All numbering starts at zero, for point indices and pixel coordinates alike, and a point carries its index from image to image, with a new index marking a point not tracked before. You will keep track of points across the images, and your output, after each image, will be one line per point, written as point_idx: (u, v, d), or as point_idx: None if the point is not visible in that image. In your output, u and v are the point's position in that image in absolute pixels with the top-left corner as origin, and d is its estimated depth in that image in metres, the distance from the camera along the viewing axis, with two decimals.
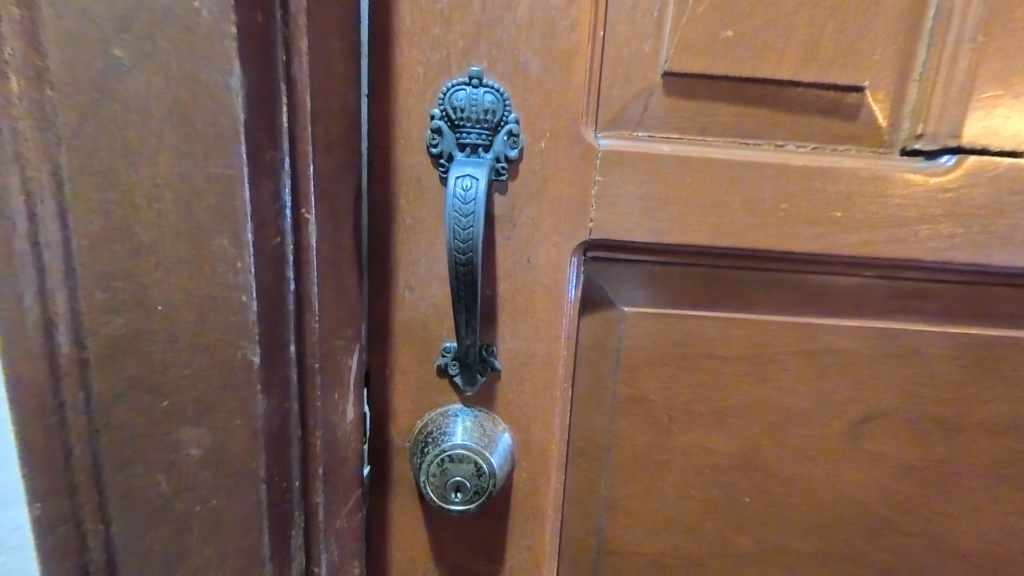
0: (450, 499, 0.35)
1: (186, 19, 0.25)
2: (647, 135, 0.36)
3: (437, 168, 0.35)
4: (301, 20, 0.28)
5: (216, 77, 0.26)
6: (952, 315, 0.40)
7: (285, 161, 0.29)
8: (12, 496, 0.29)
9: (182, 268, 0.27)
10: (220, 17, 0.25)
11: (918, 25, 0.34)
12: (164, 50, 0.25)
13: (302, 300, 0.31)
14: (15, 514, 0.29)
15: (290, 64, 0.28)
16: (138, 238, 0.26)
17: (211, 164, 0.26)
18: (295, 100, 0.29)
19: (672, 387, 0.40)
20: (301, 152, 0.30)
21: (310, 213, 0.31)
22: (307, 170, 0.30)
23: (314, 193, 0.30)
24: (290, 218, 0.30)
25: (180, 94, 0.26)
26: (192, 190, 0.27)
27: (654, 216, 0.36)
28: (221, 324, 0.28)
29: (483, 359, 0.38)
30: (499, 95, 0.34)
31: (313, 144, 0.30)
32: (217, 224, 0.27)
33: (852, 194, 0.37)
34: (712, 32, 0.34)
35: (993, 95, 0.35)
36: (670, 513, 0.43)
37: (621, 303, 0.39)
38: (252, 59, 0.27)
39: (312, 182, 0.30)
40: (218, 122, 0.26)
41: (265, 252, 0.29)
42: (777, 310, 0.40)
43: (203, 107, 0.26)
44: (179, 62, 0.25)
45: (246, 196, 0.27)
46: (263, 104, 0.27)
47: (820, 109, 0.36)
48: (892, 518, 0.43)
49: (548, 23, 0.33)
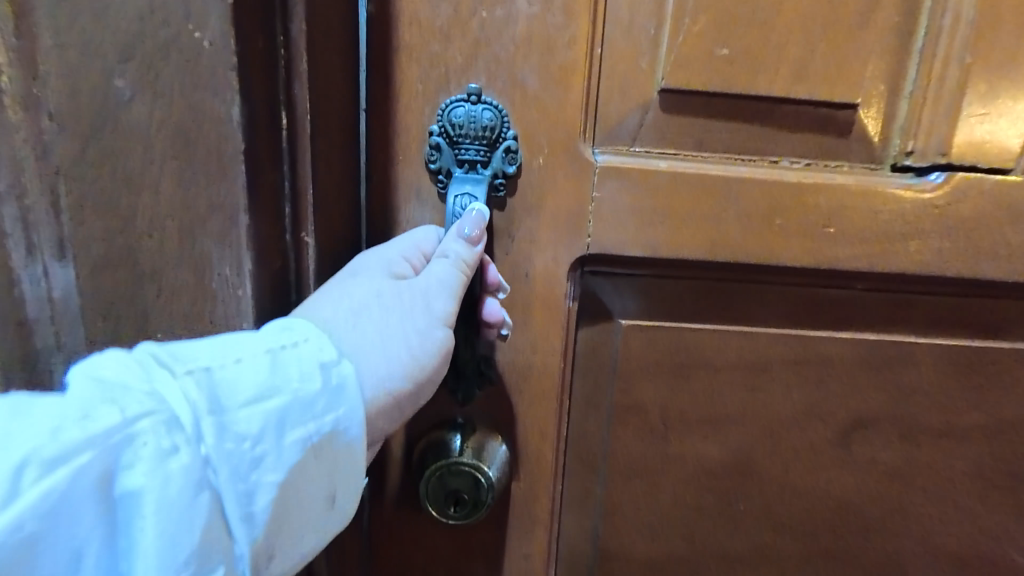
0: (448, 512, 0.36)
1: (190, 47, 0.25)
2: (643, 150, 0.36)
3: (436, 184, 0.35)
4: (303, 44, 0.27)
5: (218, 104, 0.25)
6: (937, 325, 0.41)
7: (285, 184, 0.28)
8: (34, 409, 0.20)
9: (185, 297, 0.27)
10: (224, 46, 0.25)
11: (908, 43, 0.35)
12: (166, 76, 0.25)
13: None
14: (180, 441, 0.21)
15: (291, 86, 0.28)
16: (140, 266, 0.27)
17: (214, 192, 0.26)
18: (297, 122, 0.28)
19: (667, 396, 0.41)
20: (302, 176, 0.29)
21: (309, 235, 0.30)
22: (307, 192, 0.29)
23: (313, 213, 0.29)
24: (290, 242, 0.29)
25: (182, 122, 0.25)
26: (193, 218, 0.26)
27: (650, 231, 0.37)
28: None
29: (480, 373, 0.38)
30: (499, 112, 0.34)
31: (312, 161, 0.29)
32: (221, 252, 0.27)
33: (842, 209, 0.37)
34: (707, 51, 0.35)
35: (980, 113, 0.36)
36: (664, 518, 0.44)
37: (617, 315, 0.40)
38: (255, 80, 0.26)
39: (312, 205, 0.29)
40: (219, 150, 0.26)
41: (262, 278, 0.28)
42: (770, 321, 0.41)
43: (204, 136, 0.26)
44: (181, 89, 0.25)
45: (244, 221, 0.27)
46: (267, 126, 0.27)
47: (811, 127, 0.37)
48: (877, 521, 0.44)
49: (546, 40, 0.34)
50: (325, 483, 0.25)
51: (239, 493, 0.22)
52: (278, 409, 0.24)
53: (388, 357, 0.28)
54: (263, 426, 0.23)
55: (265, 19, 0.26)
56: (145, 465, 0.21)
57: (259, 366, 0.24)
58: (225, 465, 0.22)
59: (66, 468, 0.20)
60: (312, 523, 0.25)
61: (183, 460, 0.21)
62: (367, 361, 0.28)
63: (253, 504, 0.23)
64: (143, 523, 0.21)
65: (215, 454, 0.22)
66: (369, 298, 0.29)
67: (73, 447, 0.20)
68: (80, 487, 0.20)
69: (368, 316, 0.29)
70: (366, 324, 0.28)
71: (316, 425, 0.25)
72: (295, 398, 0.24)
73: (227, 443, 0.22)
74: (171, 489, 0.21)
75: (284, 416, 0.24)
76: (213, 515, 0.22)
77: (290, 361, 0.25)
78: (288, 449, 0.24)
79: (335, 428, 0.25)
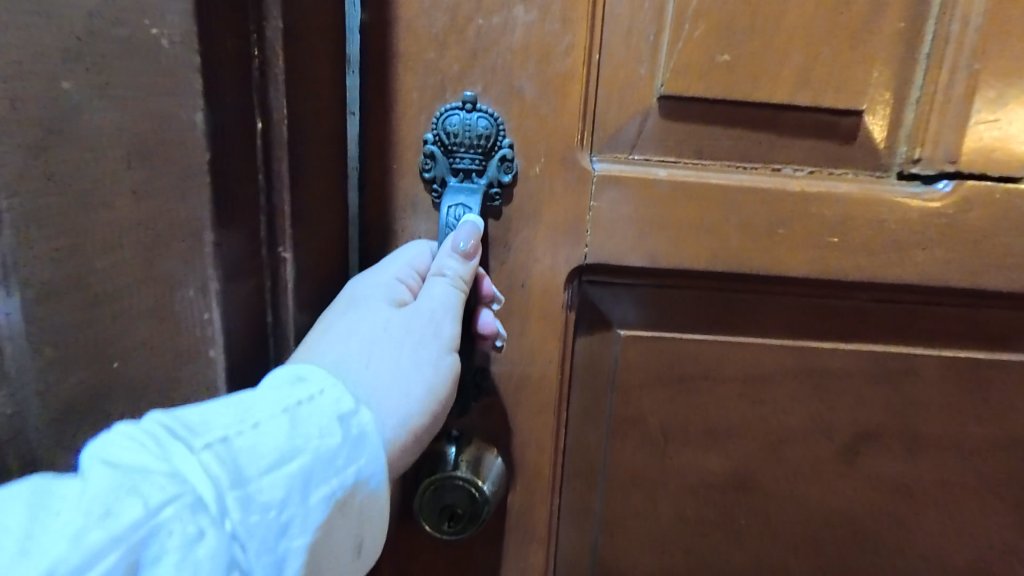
0: (441, 526, 0.36)
1: (149, 51, 0.24)
2: (642, 158, 0.36)
3: (430, 193, 0.35)
4: (278, 47, 0.27)
5: (181, 111, 0.24)
6: (946, 337, 0.40)
7: (260, 197, 0.28)
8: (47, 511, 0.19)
9: (149, 319, 0.27)
10: (183, 48, 0.24)
11: (914, 50, 0.34)
12: (123, 83, 0.24)
13: (281, 337, 0.31)
14: (205, 523, 0.20)
15: (266, 94, 0.27)
16: (95, 281, 0.26)
17: (176, 203, 0.25)
18: (273, 132, 0.28)
19: (667, 408, 0.40)
20: (279, 188, 0.28)
21: (287, 251, 0.30)
22: (284, 206, 0.29)
23: (291, 228, 0.29)
24: (267, 258, 0.29)
25: (141, 130, 0.25)
26: (155, 236, 0.26)
27: (649, 241, 0.36)
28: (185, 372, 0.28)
29: (477, 384, 0.38)
30: (494, 120, 0.33)
31: (290, 175, 0.29)
32: (182, 272, 0.26)
33: (846, 218, 0.36)
34: (708, 57, 0.34)
35: (991, 121, 0.35)
36: (665, 533, 0.43)
37: (616, 324, 0.39)
38: (231, 91, 0.26)
39: (289, 219, 0.29)
40: (181, 159, 0.25)
41: (233, 295, 0.27)
42: (774, 332, 0.40)
43: (164, 144, 0.25)
44: (136, 96, 0.24)
45: (212, 236, 0.26)
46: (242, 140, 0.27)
47: (814, 134, 0.36)
48: (882, 536, 0.43)
49: (543, 47, 0.33)
50: (353, 534, 0.25)
51: (270, 564, 0.22)
52: (302, 471, 0.23)
53: (402, 394, 0.28)
54: (289, 492, 0.23)
55: (237, 21, 0.26)
56: (173, 556, 0.20)
57: (279, 428, 0.23)
58: (254, 539, 0.21)
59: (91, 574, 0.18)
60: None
61: (211, 543, 0.20)
62: (382, 399, 0.28)
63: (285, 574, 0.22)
64: None
65: (243, 529, 0.21)
66: (374, 333, 0.29)
67: (96, 550, 0.18)
68: None
69: (382, 351, 0.29)
70: (378, 360, 0.28)
71: (339, 479, 0.24)
72: (317, 456, 0.24)
73: (254, 514, 0.21)
74: None
75: (308, 477, 0.23)
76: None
77: (306, 416, 0.24)
78: (315, 508, 0.23)
79: (359, 482, 0.25)
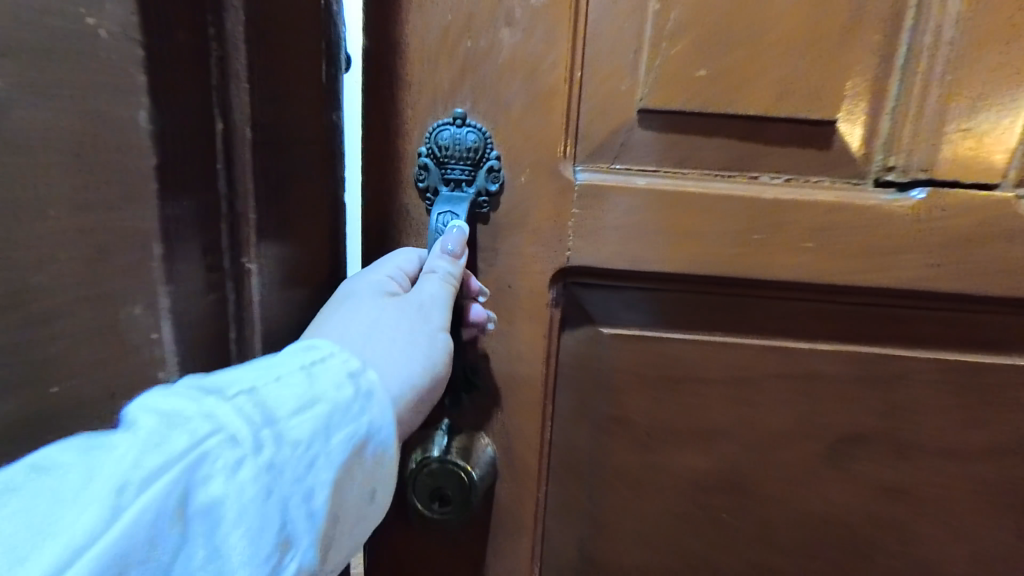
0: (432, 508, 0.39)
1: (88, 45, 0.23)
2: (623, 167, 0.38)
3: (424, 201, 0.38)
4: (239, 41, 0.28)
5: (126, 111, 0.24)
6: (933, 341, 0.40)
7: (223, 205, 0.29)
8: (109, 444, 0.22)
9: (92, 336, 0.26)
10: (127, 43, 0.23)
11: (889, 61, 0.35)
12: (52, 78, 0.23)
13: (245, 342, 0.32)
14: (242, 454, 0.23)
15: (228, 94, 0.28)
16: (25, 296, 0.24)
17: (127, 210, 0.25)
18: (236, 132, 0.29)
19: (650, 405, 0.42)
20: (241, 192, 0.29)
21: (251, 261, 0.31)
22: (248, 211, 0.30)
23: (255, 236, 0.31)
24: (231, 268, 0.30)
25: (76, 128, 0.23)
26: (96, 245, 0.25)
27: (629, 246, 0.38)
28: (142, 390, 0.27)
29: (467, 379, 0.40)
30: (482, 133, 0.36)
31: (254, 180, 0.30)
32: (129, 291, 0.26)
33: (822, 224, 0.38)
34: (685, 73, 0.36)
35: (966, 129, 0.36)
36: (651, 527, 0.44)
37: (600, 324, 0.41)
38: (184, 107, 0.26)
39: (253, 226, 0.30)
40: (128, 165, 0.24)
41: (185, 306, 0.27)
42: (755, 333, 0.41)
43: (112, 149, 0.24)
44: (67, 104, 0.23)
45: (162, 248, 0.26)
46: (201, 157, 0.27)
47: (789, 144, 0.38)
48: (877, 543, 0.43)
49: (528, 65, 0.35)
50: (370, 481, 0.27)
51: (299, 496, 0.24)
52: (323, 415, 0.25)
53: (406, 361, 0.31)
54: (312, 433, 0.25)
55: (193, 12, 0.26)
56: (218, 478, 0.22)
57: (300, 380, 0.26)
58: (284, 473, 0.24)
59: (151, 490, 0.21)
60: (363, 518, 0.27)
61: (249, 471, 0.23)
62: (388, 366, 0.30)
63: (314, 503, 0.24)
64: (224, 534, 0.22)
65: (276, 461, 0.24)
66: (376, 313, 0.32)
67: (154, 471, 0.21)
68: (165, 508, 0.21)
69: (384, 326, 0.32)
70: (379, 335, 0.31)
71: (356, 424, 0.26)
72: (334, 405, 0.26)
73: (283, 450, 0.24)
74: (243, 499, 0.22)
75: (329, 421, 0.25)
76: (283, 517, 0.23)
77: (324, 372, 0.27)
78: (337, 449, 0.25)
79: (376, 427, 0.27)
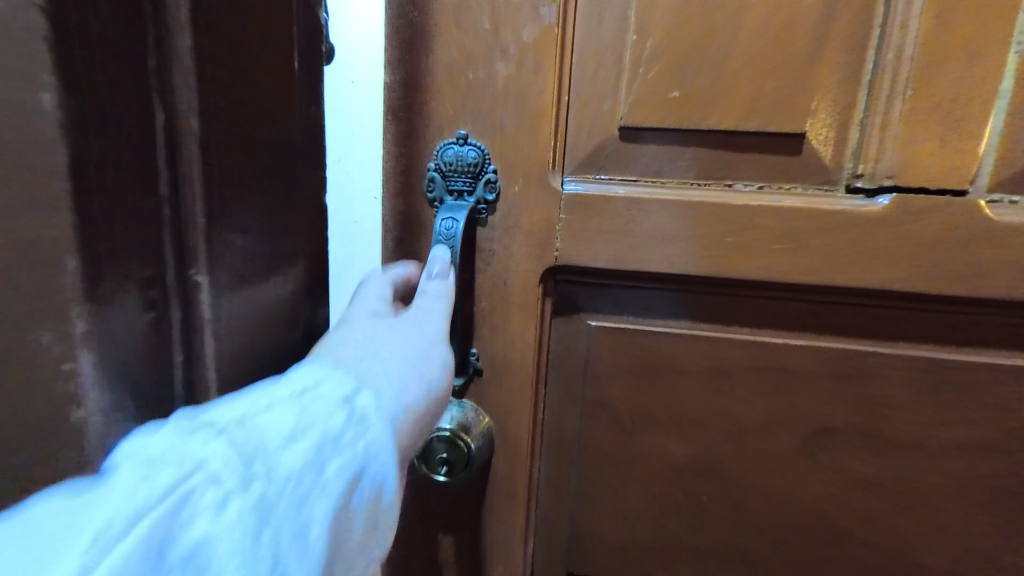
0: (436, 473, 0.45)
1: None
2: (605, 178, 0.43)
3: (432, 208, 0.44)
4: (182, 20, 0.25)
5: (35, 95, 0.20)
6: (904, 339, 0.42)
7: (165, 209, 0.26)
8: (86, 500, 0.21)
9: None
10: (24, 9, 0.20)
11: (856, 77, 0.38)
12: None
13: (191, 364, 0.28)
14: (233, 488, 0.23)
15: (167, 78, 0.25)
16: None
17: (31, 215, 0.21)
18: (178, 122, 0.26)
19: (632, 393, 0.46)
20: (186, 193, 0.27)
21: (201, 273, 0.28)
22: (195, 215, 0.27)
23: (204, 247, 0.28)
24: (176, 281, 0.27)
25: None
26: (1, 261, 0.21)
27: (611, 248, 0.43)
28: (55, 434, 0.23)
29: (466, 362, 0.46)
30: (481, 151, 0.42)
31: (202, 177, 0.27)
32: (37, 315, 0.22)
33: (792, 228, 0.41)
34: (660, 94, 0.40)
35: (931, 139, 0.38)
36: (634, 505, 0.48)
37: (586, 318, 0.46)
38: (123, 106, 0.23)
39: (200, 233, 0.27)
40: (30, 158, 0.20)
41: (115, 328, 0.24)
42: (730, 328, 0.45)
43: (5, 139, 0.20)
44: None
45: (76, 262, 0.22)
46: (141, 163, 0.24)
47: (760, 155, 0.41)
48: (848, 529, 0.45)
49: (520, 92, 0.41)
50: (363, 514, 0.28)
51: (293, 528, 0.25)
52: (316, 443, 0.26)
53: (403, 383, 0.32)
54: (307, 463, 0.26)
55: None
56: (207, 514, 0.23)
57: (288, 413, 0.27)
58: (280, 504, 0.24)
59: (137, 529, 0.21)
60: (357, 547, 0.28)
61: (241, 505, 0.23)
62: (384, 389, 0.31)
63: (309, 537, 0.25)
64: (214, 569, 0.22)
65: (268, 495, 0.24)
66: (372, 334, 0.34)
67: (143, 506, 0.21)
68: (152, 549, 0.21)
69: (382, 340, 0.34)
70: (376, 358, 0.32)
71: (349, 453, 0.27)
72: (325, 434, 0.27)
73: (277, 482, 0.25)
74: (237, 533, 0.23)
75: (320, 451, 0.27)
76: (276, 554, 0.24)
77: (313, 403, 0.28)
78: (330, 481, 0.26)
79: (370, 457, 0.28)
